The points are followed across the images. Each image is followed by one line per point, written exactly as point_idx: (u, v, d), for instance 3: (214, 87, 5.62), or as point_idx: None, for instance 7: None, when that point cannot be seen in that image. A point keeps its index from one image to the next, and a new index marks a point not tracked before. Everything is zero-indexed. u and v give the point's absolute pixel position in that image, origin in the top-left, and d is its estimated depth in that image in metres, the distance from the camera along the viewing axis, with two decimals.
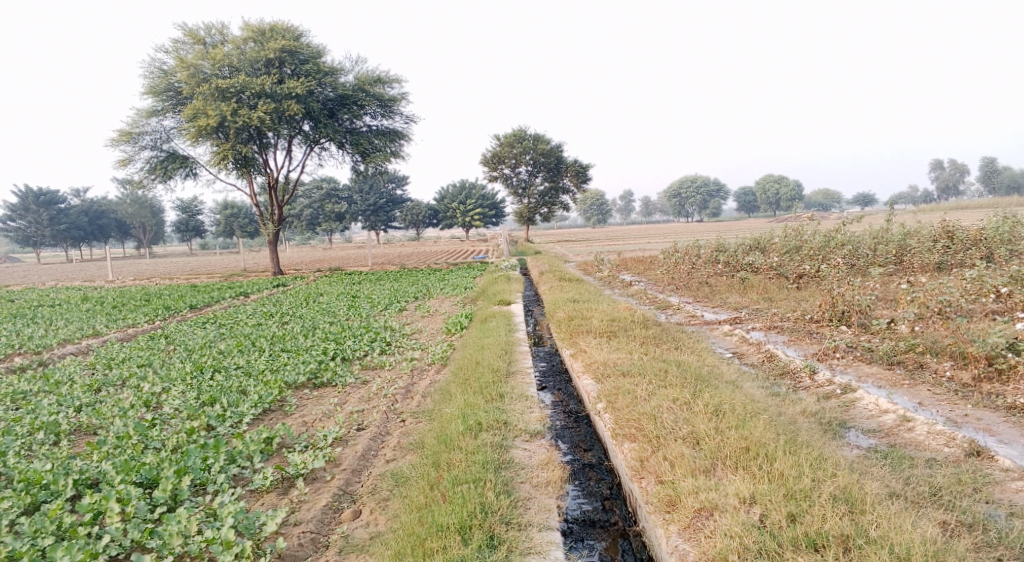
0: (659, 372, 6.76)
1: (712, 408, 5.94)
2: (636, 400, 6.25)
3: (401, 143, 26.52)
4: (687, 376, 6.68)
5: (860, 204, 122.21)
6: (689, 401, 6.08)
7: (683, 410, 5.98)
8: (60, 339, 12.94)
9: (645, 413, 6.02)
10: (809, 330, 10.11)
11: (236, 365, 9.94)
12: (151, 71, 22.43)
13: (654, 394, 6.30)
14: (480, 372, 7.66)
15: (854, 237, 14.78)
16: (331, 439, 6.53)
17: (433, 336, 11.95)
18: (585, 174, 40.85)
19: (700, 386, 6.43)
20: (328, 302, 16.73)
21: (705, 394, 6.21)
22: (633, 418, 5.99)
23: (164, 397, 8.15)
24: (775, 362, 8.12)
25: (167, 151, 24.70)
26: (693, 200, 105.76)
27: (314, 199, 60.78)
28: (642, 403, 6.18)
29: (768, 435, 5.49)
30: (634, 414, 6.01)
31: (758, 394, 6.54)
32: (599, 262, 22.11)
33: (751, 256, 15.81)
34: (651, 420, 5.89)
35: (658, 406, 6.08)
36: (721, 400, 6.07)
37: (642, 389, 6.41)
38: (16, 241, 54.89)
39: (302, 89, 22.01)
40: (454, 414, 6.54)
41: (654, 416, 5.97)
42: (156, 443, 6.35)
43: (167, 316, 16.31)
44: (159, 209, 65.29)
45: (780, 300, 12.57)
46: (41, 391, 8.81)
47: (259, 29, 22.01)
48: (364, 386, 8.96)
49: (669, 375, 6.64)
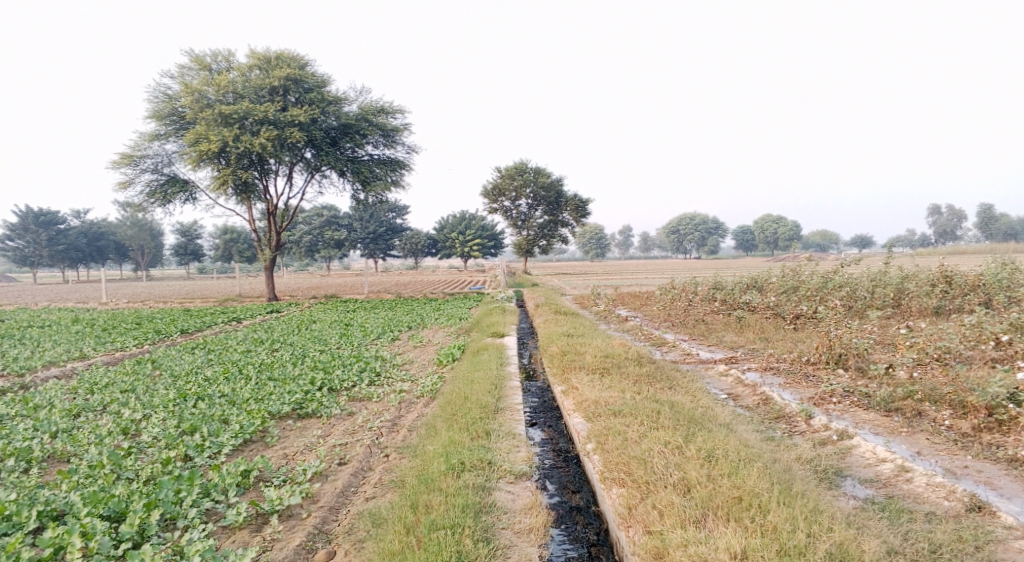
0: (651, 413, 6.57)
1: (704, 453, 5.75)
2: (627, 442, 6.06)
3: (402, 172, 26.58)
4: (679, 417, 6.49)
5: (858, 245, 122.76)
6: (681, 445, 5.89)
7: (674, 454, 5.79)
8: (45, 361, 12.74)
9: (635, 456, 5.83)
10: (806, 373, 9.94)
11: (220, 392, 9.74)
12: (156, 95, 22.58)
13: (645, 436, 6.12)
14: (467, 408, 7.47)
15: (852, 279, 14.70)
16: (310, 473, 6.32)
17: (424, 367, 11.76)
18: (585, 208, 40.95)
19: (692, 428, 6.24)
20: (321, 329, 16.55)
21: (698, 437, 6.03)
22: (622, 461, 5.80)
23: (143, 425, 7.95)
24: (770, 404, 7.95)
25: (168, 175, 24.74)
26: (692, 237, 106.16)
27: (314, 226, 60.82)
28: (632, 445, 5.99)
29: (761, 484, 5.30)
30: (623, 457, 5.82)
31: (752, 438, 6.36)
32: (596, 297, 21.99)
33: (749, 294, 15.71)
34: (641, 464, 5.70)
35: (649, 448, 5.89)
36: (714, 444, 5.89)
37: (633, 430, 6.23)
38: (13, 260, 54.70)
39: (305, 117, 22.12)
40: (438, 451, 6.34)
41: (644, 460, 5.78)
42: (129, 473, 6.15)
43: (157, 340, 16.12)
44: (159, 232, 65.32)
45: (777, 341, 12.41)
46: (18, 415, 8.61)
47: (265, 57, 22.20)
48: (350, 417, 8.76)
49: (661, 417, 6.46)
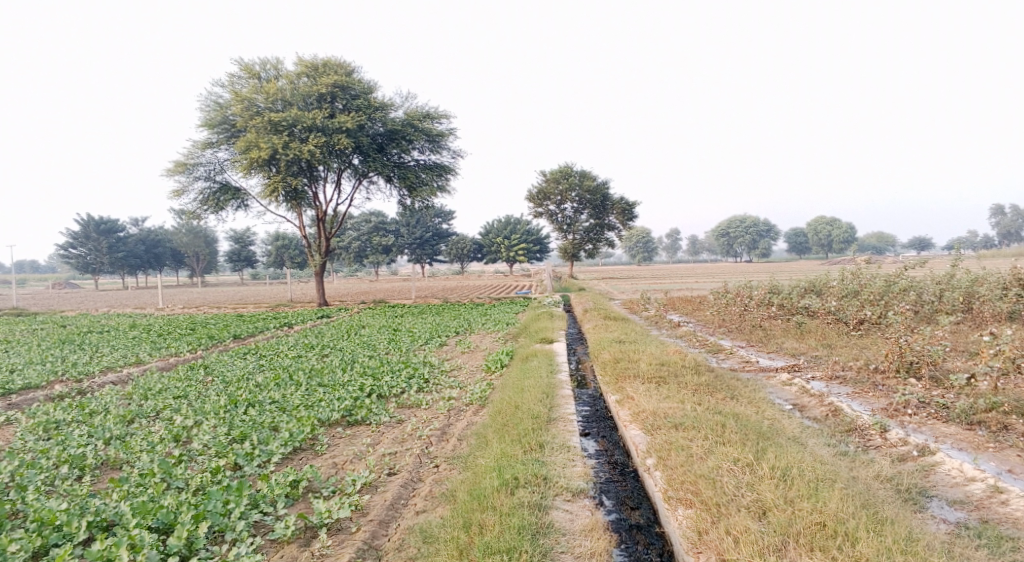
0: (715, 426, 6.21)
1: (777, 473, 5.39)
2: (691, 459, 5.72)
3: (448, 178, 26.57)
4: (746, 431, 6.12)
5: (917, 246, 118.40)
6: (751, 462, 5.53)
7: (745, 473, 5.44)
8: (103, 367, 13.01)
9: (702, 475, 5.50)
10: (874, 382, 9.39)
11: (270, 399, 9.72)
12: (209, 104, 23.08)
13: (711, 453, 5.77)
14: (519, 418, 7.22)
15: (918, 281, 13.98)
16: (360, 485, 6.17)
17: (472, 374, 11.59)
18: (631, 211, 40.36)
19: (762, 443, 5.87)
20: (369, 335, 16.54)
21: (769, 454, 5.66)
22: (689, 480, 5.47)
23: (194, 432, 7.94)
24: (839, 416, 7.48)
25: (220, 183, 25.25)
26: (742, 239, 103.98)
27: (362, 231, 61.54)
28: (698, 462, 5.65)
29: (845, 509, 4.96)
30: (690, 475, 5.49)
31: (825, 454, 5.94)
32: (645, 301, 21.55)
33: (807, 299, 15.09)
34: (710, 483, 5.37)
35: (717, 466, 5.55)
36: (787, 462, 5.52)
37: (698, 445, 5.88)
38: (76, 268, 56.73)
39: (353, 124, 22.28)
40: (490, 466, 6.10)
41: (712, 478, 5.44)
42: (179, 483, 6.11)
43: (210, 345, 16.36)
44: (213, 239, 67.10)
45: (840, 348, 11.83)
46: (75, 421, 8.73)
47: (312, 64, 22.49)
48: (399, 425, 8.61)
49: (726, 431, 6.09)
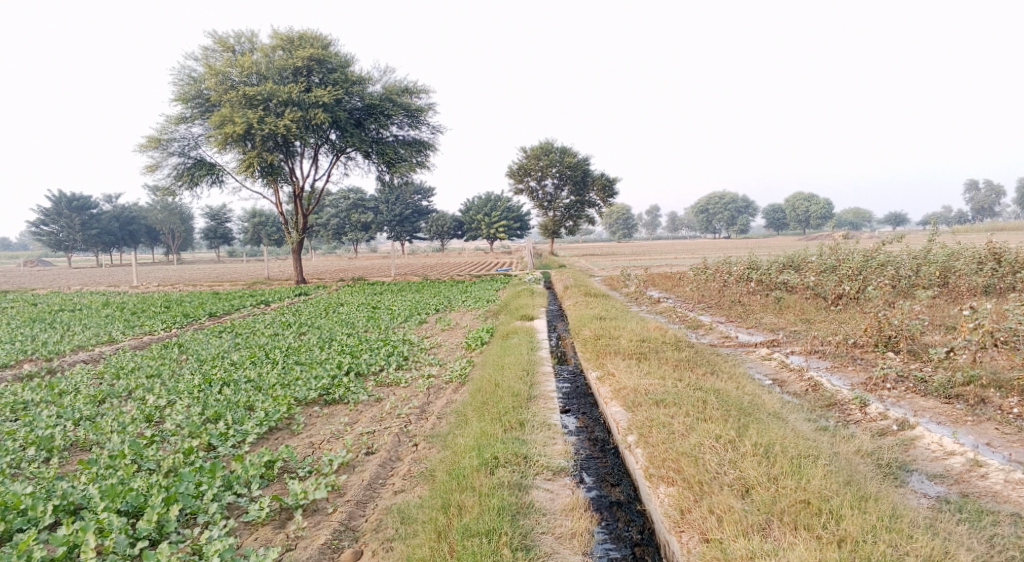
0: (697, 403, 6.16)
1: (760, 450, 5.35)
2: (673, 436, 5.67)
3: (427, 153, 26.22)
4: (727, 408, 6.08)
5: (892, 223, 119.93)
6: (733, 439, 5.49)
7: (727, 451, 5.40)
8: (74, 346, 12.70)
9: (684, 452, 5.45)
10: (853, 357, 9.42)
11: (246, 378, 9.53)
12: (181, 77, 22.46)
13: (693, 429, 5.71)
14: (499, 395, 7.13)
15: (896, 256, 14.05)
16: (337, 464, 6.05)
17: (452, 351, 11.48)
18: (612, 188, 40.25)
19: (744, 420, 5.83)
20: (348, 312, 16.34)
21: (751, 431, 5.62)
22: (671, 458, 5.42)
23: (167, 412, 7.76)
24: (818, 390, 7.49)
25: (195, 158, 24.69)
26: (721, 216, 104.55)
27: (341, 208, 60.84)
28: (680, 440, 5.60)
29: (828, 487, 4.95)
30: (672, 453, 5.44)
31: (806, 429, 5.93)
32: (626, 278, 21.54)
33: (786, 274, 15.14)
34: (692, 461, 5.32)
35: (699, 443, 5.50)
36: (770, 439, 5.49)
37: (679, 422, 5.82)
38: (48, 245, 55.40)
39: (330, 98, 21.82)
40: (469, 445, 6.00)
41: (695, 456, 5.39)
42: (150, 464, 5.96)
43: (185, 324, 16.07)
44: (189, 216, 66.00)
45: (819, 323, 11.87)
46: (43, 402, 8.50)
47: (288, 37, 21.93)
48: (378, 404, 8.49)
49: (708, 408, 6.04)
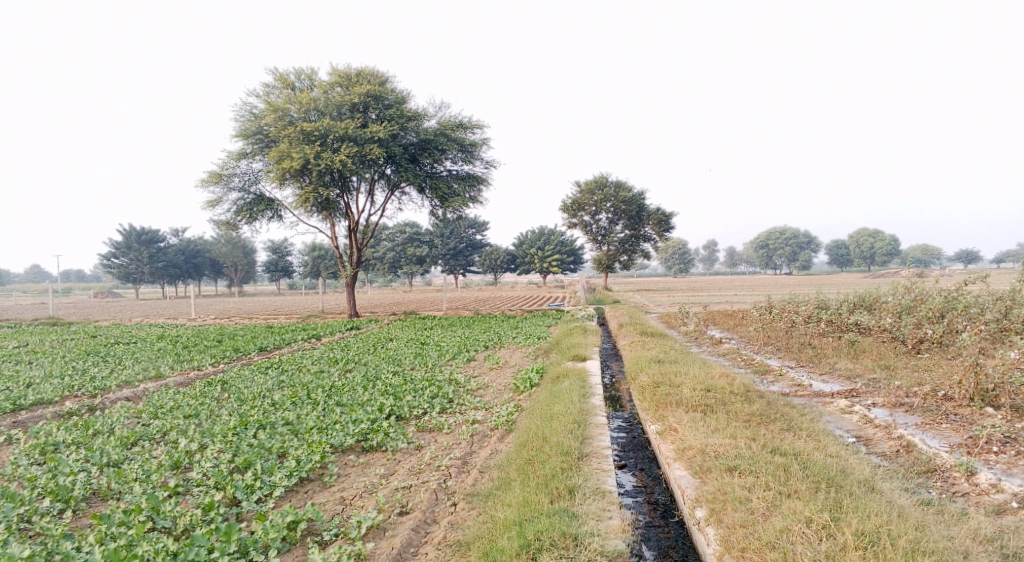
0: (777, 472, 5.34)
1: (861, 542, 4.51)
2: (753, 517, 4.87)
3: (481, 188, 25.94)
4: (814, 479, 5.24)
5: (963, 260, 114.80)
6: (829, 526, 4.64)
7: (820, 541, 4.57)
8: (120, 382, 12.58)
9: (769, 542, 4.63)
10: (946, 411, 8.35)
11: (284, 420, 9.11)
12: (243, 114, 22.89)
13: (776, 508, 4.92)
14: (546, 454, 6.43)
15: (983, 295, 12.84)
16: (366, 528, 5.49)
17: (499, 393, 10.85)
18: (668, 222, 39.33)
19: (837, 496, 4.99)
20: (396, 348, 15.91)
21: (846, 512, 4.79)
22: (751, 546, 4.65)
23: (196, 458, 7.37)
24: (912, 453, 6.53)
25: (255, 193, 25.05)
26: (782, 252, 101.71)
27: (397, 242, 61.60)
28: (760, 522, 4.81)
29: None
30: (754, 541, 4.66)
31: (908, 505, 5.05)
32: (684, 316, 20.57)
33: (859, 315, 14.02)
34: (782, 555, 4.50)
35: (786, 529, 4.68)
36: (875, 526, 4.62)
37: (758, 498, 5.01)
38: (118, 277, 57.18)
39: (385, 133, 21.83)
40: (512, 519, 5.33)
41: (780, 545, 4.58)
42: (164, 521, 5.53)
43: (234, 359, 15.92)
44: (251, 249, 67.88)
45: (902, 370, 10.79)
46: (76, 444, 8.26)
47: (346, 74, 22.11)
48: (417, 453, 7.91)
49: (792, 479, 5.22)
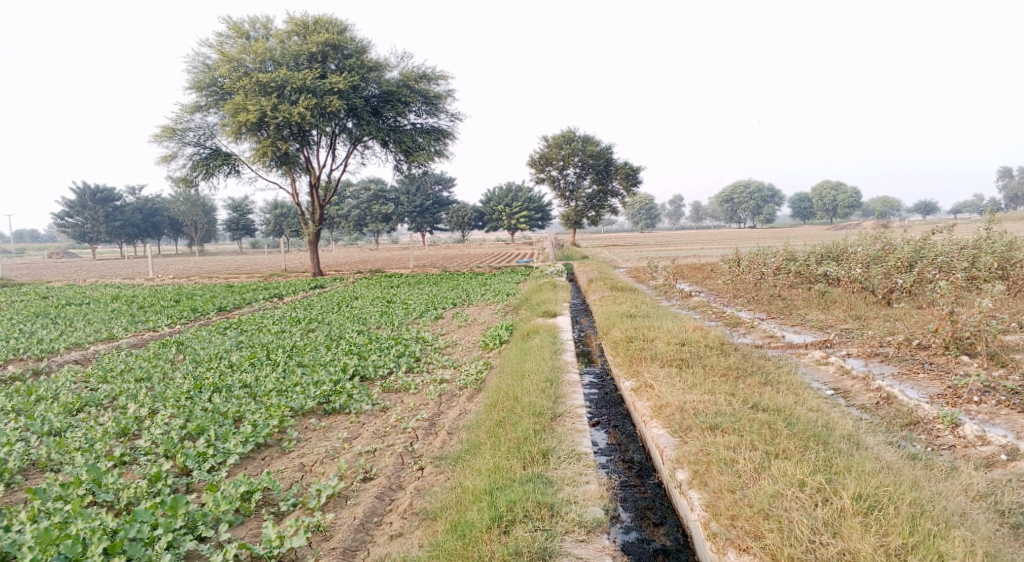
0: (762, 430, 5.11)
1: (861, 507, 4.29)
2: (741, 481, 4.63)
3: (446, 142, 25.18)
4: (800, 437, 5.02)
5: (921, 212, 117.65)
6: (823, 490, 4.42)
7: (815, 506, 4.35)
8: (68, 345, 11.91)
9: (761, 509, 4.39)
10: (921, 361, 8.23)
11: (241, 383, 8.65)
12: (195, 64, 21.68)
13: (764, 470, 4.68)
14: (517, 415, 6.11)
15: (951, 245, 12.81)
16: (326, 497, 5.16)
17: (468, 350, 10.52)
18: (635, 177, 39.00)
19: (829, 456, 4.77)
20: (362, 307, 15.43)
21: (837, 474, 4.58)
22: (741, 512, 4.40)
23: (145, 425, 6.91)
24: (892, 405, 6.37)
25: (211, 148, 23.97)
26: (747, 206, 102.58)
27: (362, 200, 60.31)
28: (749, 486, 4.57)
29: None
30: (744, 507, 4.42)
31: (900, 462, 4.87)
32: (653, 270, 20.40)
33: (828, 266, 13.94)
34: (776, 522, 4.26)
35: (778, 493, 4.45)
36: (873, 490, 4.41)
37: (746, 461, 4.77)
38: (72, 238, 55.11)
39: (345, 84, 20.93)
40: (484, 488, 5.01)
41: (772, 512, 4.35)
42: (106, 494, 5.11)
43: (192, 319, 15.28)
44: (211, 208, 66.01)
45: (874, 321, 10.72)
46: (15, 412, 7.71)
47: (303, 22, 21.03)
48: (383, 414, 7.55)
49: (778, 437, 4.99)
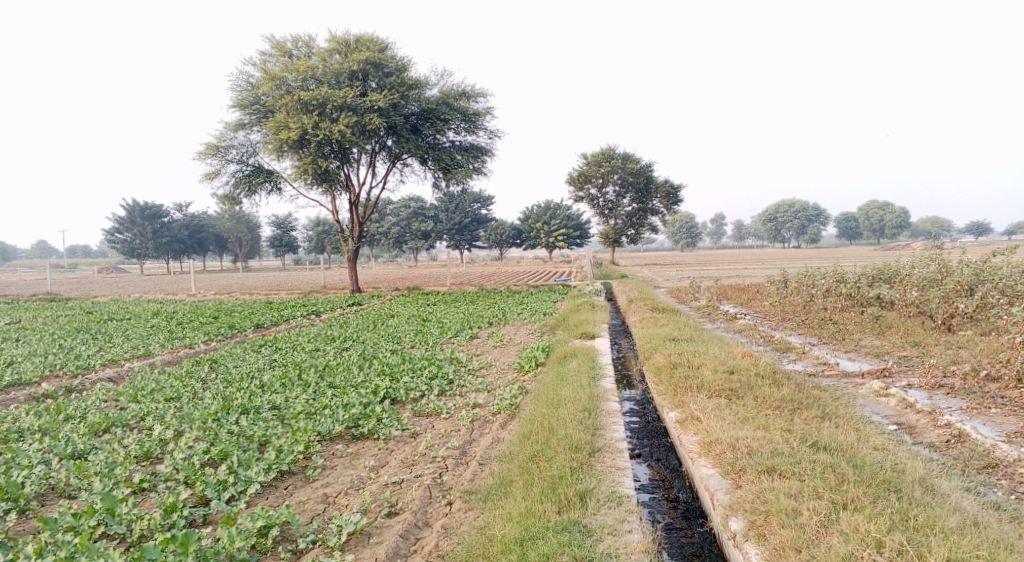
0: (826, 475, 4.64)
1: None
2: (806, 536, 4.16)
3: (485, 159, 25.02)
4: (868, 484, 4.56)
5: (973, 233, 113.77)
6: (904, 552, 3.94)
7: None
8: (104, 361, 11.90)
9: None
10: (991, 394, 7.56)
11: (270, 404, 8.44)
12: (239, 84, 21.97)
13: (831, 525, 4.22)
14: (553, 450, 5.72)
15: (1017, 267, 12.01)
16: (347, 534, 4.93)
17: (502, 373, 10.17)
18: (676, 195, 38.35)
19: (908, 512, 4.26)
20: (397, 325, 15.22)
21: (910, 532, 4.11)
22: None
23: (168, 448, 6.75)
24: (966, 443, 5.77)
25: (253, 165, 24.24)
26: (791, 224, 100.48)
27: (401, 217, 60.68)
28: (816, 543, 4.11)
29: None
30: None
31: (984, 517, 4.33)
32: (695, 291, 19.80)
33: (882, 288, 13.22)
34: None
35: (851, 555, 3.98)
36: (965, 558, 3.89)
37: (809, 512, 4.31)
38: (122, 253, 56.53)
39: (385, 102, 20.94)
40: (515, 535, 4.67)
41: None
42: (118, 526, 4.99)
43: (228, 336, 15.23)
44: (255, 225, 67.24)
45: (934, 347, 10.05)
46: (41, 432, 7.62)
47: (344, 41, 21.15)
48: (413, 440, 7.23)
49: (846, 485, 4.52)
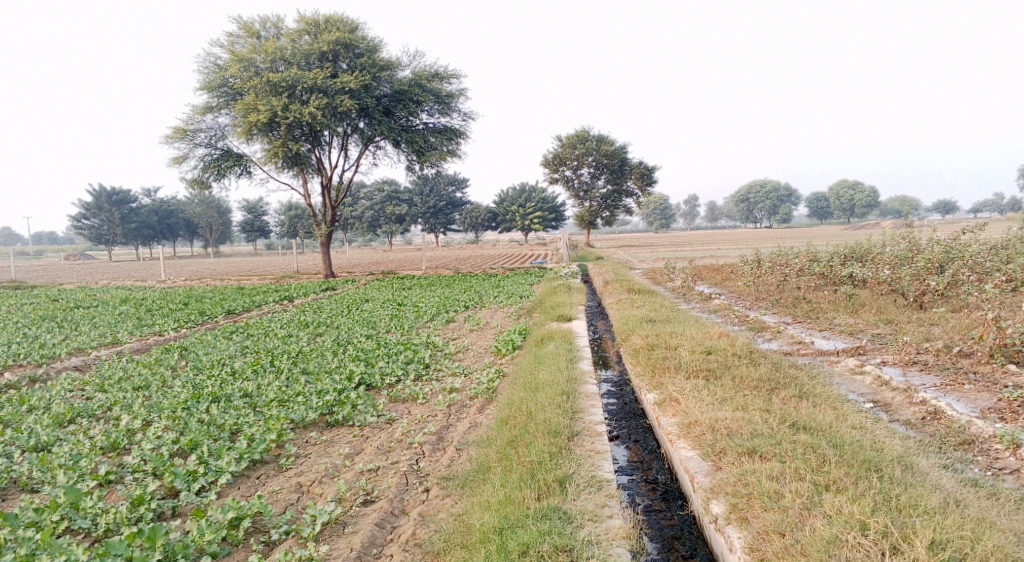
0: (807, 457, 4.64)
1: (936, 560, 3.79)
2: (790, 520, 4.17)
3: (459, 141, 24.74)
4: (849, 465, 4.57)
5: (940, 212, 116.05)
6: (890, 534, 3.96)
7: (881, 553, 3.90)
8: (70, 351, 11.56)
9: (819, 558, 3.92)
10: (964, 370, 7.64)
11: (242, 392, 8.23)
12: (206, 65, 21.38)
13: (815, 508, 4.22)
14: (532, 435, 5.64)
15: (987, 245, 12.16)
16: (321, 524, 4.82)
17: (479, 357, 10.06)
18: (650, 176, 38.38)
19: (889, 492, 4.28)
20: (372, 310, 15.01)
21: (889, 514, 4.13)
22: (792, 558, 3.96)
23: (136, 439, 6.53)
24: (942, 420, 5.81)
25: (222, 149, 23.69)
26: (764, 205, 101.42)
27: (375, 201, 60.01)
28: (799, 527, 4.12)
29: None
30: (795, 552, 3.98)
31: (963, 496, 4.36)
32: (671, 271, 19.84)
33: (855, 267, 13.33)
34: None
35: (836, 538, 3.99)
36: (948, 539, 3.93)
37: (792, 495, 4.30)
38: (88, 240, 55.22)
39: (356, 84, 20.54)
40: (495, 524, 4.60)
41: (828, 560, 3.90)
42: (83, 520, 4.80)
43: (199, 323, 14.91)
44: (226, 209, 66.09)
45: (907, 325, 10.15)
46: (3, 424, 7.34)
47: (314, 21, 20.67)
48: (388, 426, 7.11)
49: (827, 467, 4.52)
